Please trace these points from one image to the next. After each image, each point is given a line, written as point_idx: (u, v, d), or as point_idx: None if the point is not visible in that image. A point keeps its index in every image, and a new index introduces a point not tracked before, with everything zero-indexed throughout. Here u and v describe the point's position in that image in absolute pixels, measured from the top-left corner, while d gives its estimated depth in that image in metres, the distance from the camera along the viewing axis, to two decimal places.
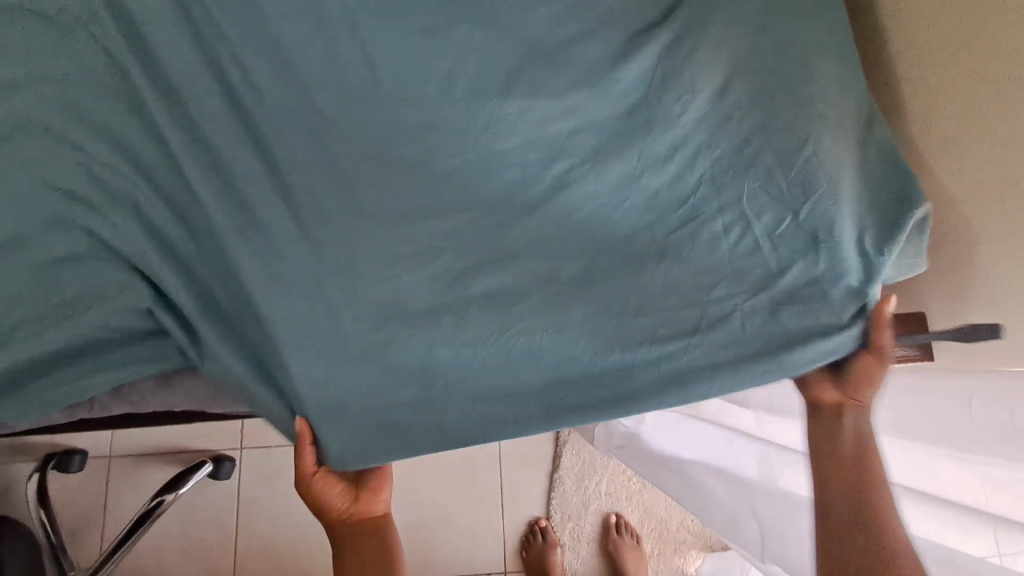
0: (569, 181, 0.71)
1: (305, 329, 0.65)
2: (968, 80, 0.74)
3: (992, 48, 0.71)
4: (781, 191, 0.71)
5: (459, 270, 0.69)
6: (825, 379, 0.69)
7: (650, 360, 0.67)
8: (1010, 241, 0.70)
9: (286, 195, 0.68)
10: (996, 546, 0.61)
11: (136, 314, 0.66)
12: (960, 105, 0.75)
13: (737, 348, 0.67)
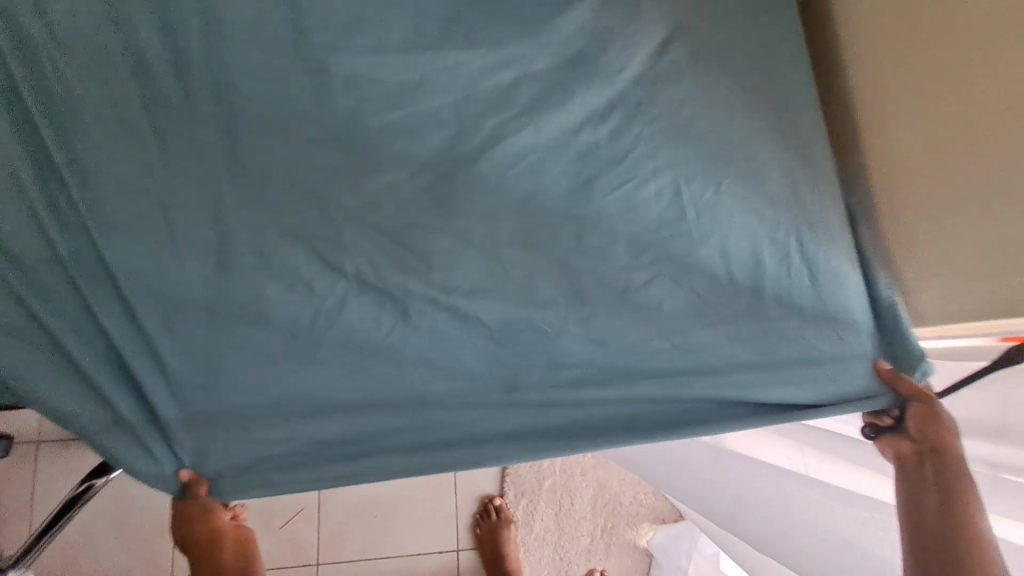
0: (505, 134, 0.68)
1: (224, 284, 0.63)
2: (899, 40, 0.71)
3: (937, 21, 0.67)
4: (718, 158, 0.70)
5: (394, 231, 0.66)
6: (887, 435, 0.64)
7: (579, 324, 0.66)
8: (917, 229, 0.71)
9: (207, 146, 0.65)
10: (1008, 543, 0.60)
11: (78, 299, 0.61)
12: (892, 58, 0.72)
13: (662, 332, 0.67)
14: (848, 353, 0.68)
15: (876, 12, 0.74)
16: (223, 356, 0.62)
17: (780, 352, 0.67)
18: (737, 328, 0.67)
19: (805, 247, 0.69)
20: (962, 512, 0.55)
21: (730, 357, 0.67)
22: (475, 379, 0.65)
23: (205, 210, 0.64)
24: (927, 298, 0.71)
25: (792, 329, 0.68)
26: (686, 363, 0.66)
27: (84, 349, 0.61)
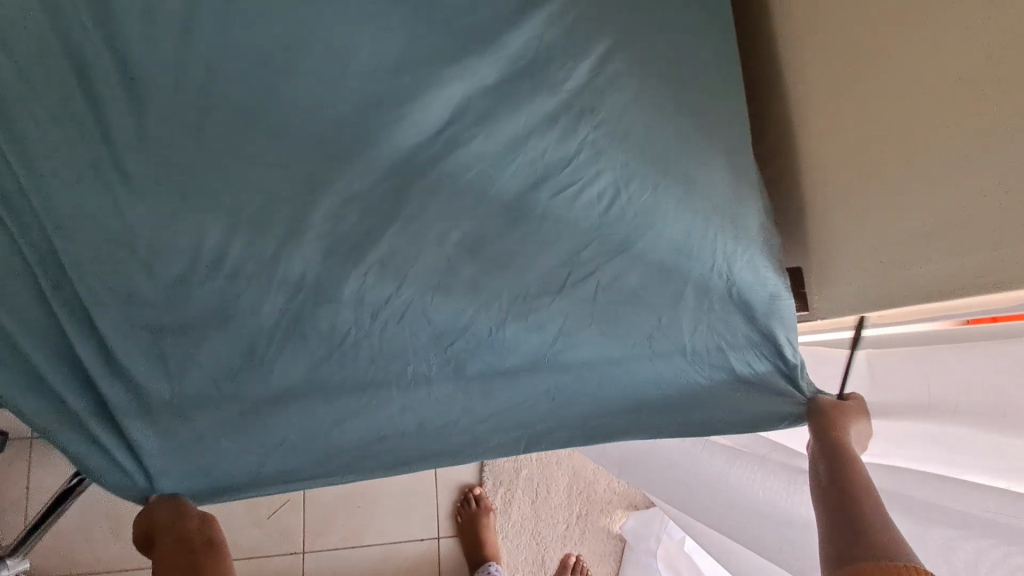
0: (458, 143, 0.74)
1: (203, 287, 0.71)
2: (859, 51, 0.77)
3: (891, 38, 0.72)
4: (656, 163, 0.77)
5: (357, 237, 0.74)
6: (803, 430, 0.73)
7: (520, 317, 0.75)
8: (853, 226, 0.80)
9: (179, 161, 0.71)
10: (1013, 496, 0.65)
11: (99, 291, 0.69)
12: (843, 67, 0.80)
13: (611, 321, 0.76)
14: (770, 339, 0.77)
15: (812, 35, 0.85)
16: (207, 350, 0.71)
17: (705, 343, 0.77)
18: (670, 317, 0.77)
19: (726, 245, 0.78)
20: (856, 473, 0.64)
21: (672, 343, 0.77)
22: (430, 364, 0.75)
23: (187, 219, 0.71)
24: (853, 284, 0.80)
25: (715, 318, 0.78)
26: (625, 347, 0.77)
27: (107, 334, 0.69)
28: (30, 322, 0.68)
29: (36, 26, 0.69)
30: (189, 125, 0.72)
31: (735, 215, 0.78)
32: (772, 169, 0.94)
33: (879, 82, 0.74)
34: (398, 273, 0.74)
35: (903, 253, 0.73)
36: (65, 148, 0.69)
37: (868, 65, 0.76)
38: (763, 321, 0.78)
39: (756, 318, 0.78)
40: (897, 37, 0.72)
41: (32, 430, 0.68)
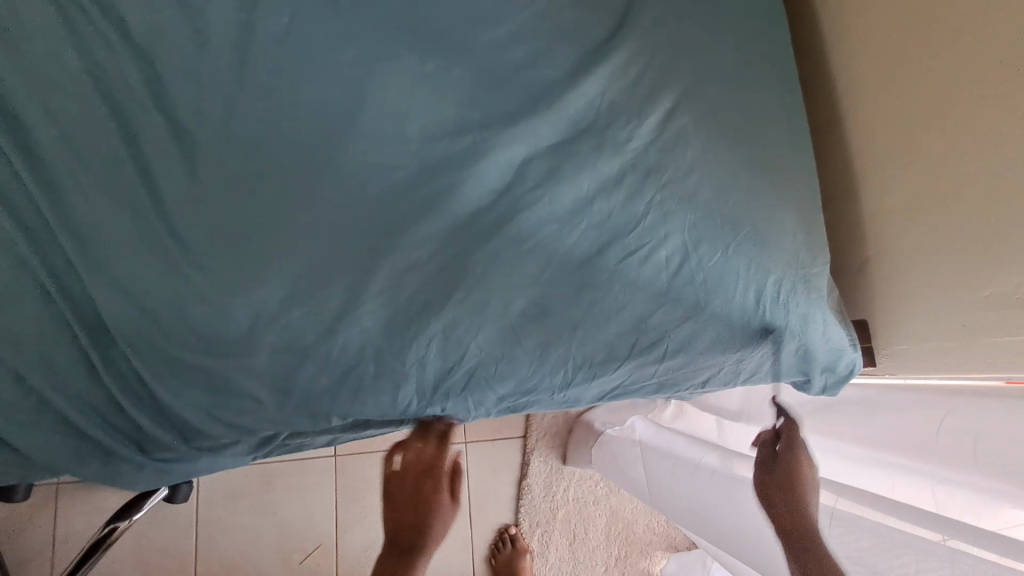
0: (522, 205, 0.71)
1: (269, 358, 0.69)
2: (941, 103, 0.75)
3: (983, 92, 0.70)
4: (729, 224, 0.74)
5: (420, 303, 0.70)
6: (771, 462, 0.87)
7: (590, 381, 0.76)
8: (926, 270, 0.80)
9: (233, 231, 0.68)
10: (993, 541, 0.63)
11: (169, 363, 0.69)
12: (923, 115, 0.78)
13: (676, 369, 0.77)
14: (814, 382, 0.83)
15: (878, 87, 0.84)
16: (283, 416, 0.72)
17: (757, 378, 0.81)
18: (725, 371, 0.80)
19: (799, 307, 0.76)
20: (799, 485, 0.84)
21: (725, 380, 0.81)
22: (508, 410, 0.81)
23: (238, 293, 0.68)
24: (931, 334, 0.81)
25: (774, 371, 0.80)
26: (680, 383, 0.81)
27: (182, 401, 0.70)
28: (110, 390, 0.69)
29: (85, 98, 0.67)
30: (244, 190, 0.69)
31: (816, 278, 0.76)
32: (836, 215, 0.93)
33: (967, 135, 0.73)
34: (457, 348, 0.71)
35: (993, 317, 0.72)
36: (121, 218, 0.67)
37: (950, 121, 0.75)
38: (816, 371, 0.81)
39: (816, 367, 0.81)
40: (978, 96, 0.71)
41: (145, 464, 0.75)
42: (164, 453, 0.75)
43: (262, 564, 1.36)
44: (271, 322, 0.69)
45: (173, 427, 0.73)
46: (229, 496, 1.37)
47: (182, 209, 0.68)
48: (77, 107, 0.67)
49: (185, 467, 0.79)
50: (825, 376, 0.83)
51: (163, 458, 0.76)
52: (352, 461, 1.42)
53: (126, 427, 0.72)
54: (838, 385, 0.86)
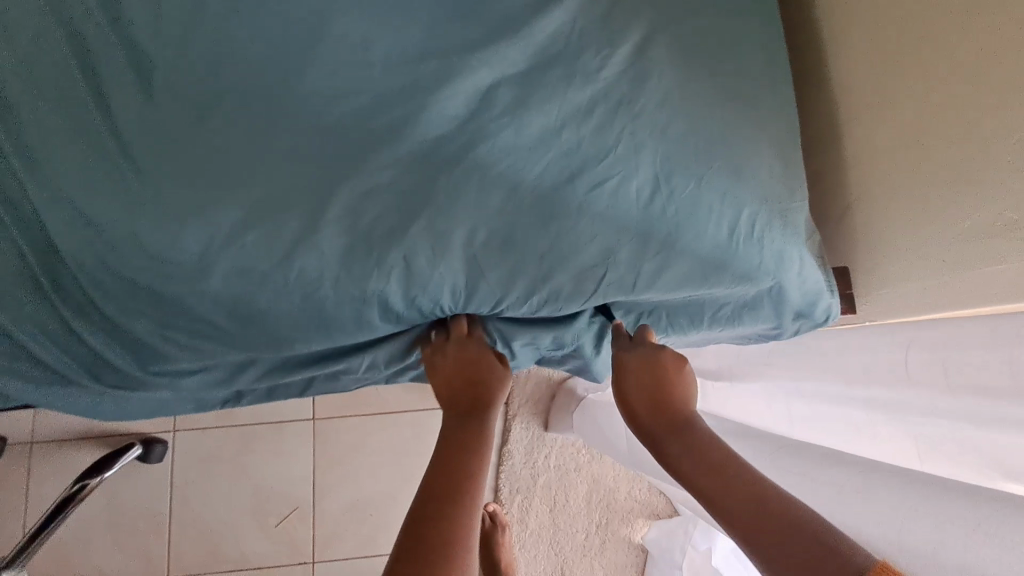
0: (489, 132, 0.68)
1: (223, 286, 0.66)
2: (931, 39, 0.73)
3: (975, 24, 0.67)
4: (704, 156, 0.72)
5: (382, 231, 0.67)
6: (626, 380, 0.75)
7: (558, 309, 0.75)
8: (908, 211, 0.77)
9: (183, 153, 0.65)
10: None
11: (119, 287, 0.66)
12: (912, 53, 0.75)
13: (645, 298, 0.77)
14: (787, 322, 0.84)
15: (867, 26, 0.80)
16: (242, 345, 0.71)
17: (726, 306, 0.82)
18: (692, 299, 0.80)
19: (775, 243, 0.74)
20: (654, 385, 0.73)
21: (693, 307, 0.82)
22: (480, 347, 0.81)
23: (187, 215, 0.64)
24: (913, 277, 0.78)
25: (743, 305, 0.81)
26: (646, 309, 0.82)
27: (136, 326, 0.68)
28: (62, 315, 0.67)
29: (40, 18, 0.66)
30: (196, 113, 0.66)
31: (795, 214, 0.76)
32: (821, 163, 0.90)
33: (956, 71, 0.70)
34: (421, 279, 0.69)
35: (977, 248, 0.70)
36: (71, 138, 0.65)
37: (939, 57, 0.72)
38: (789, 316, 0.83)
39: (790, 306, 0.81)
40: (970, 28, 0.68)
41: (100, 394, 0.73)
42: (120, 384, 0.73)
43: (238, 527, 1.34)
44: (225, 251, 0.65)
45: (128, 356, 0.70)
46: (205, 459, 1.36)
47: (132, 129, 0.65)
48: (34, 30, 0.66)
49: (143, 402, 0.77)
50: (800, 323, 0.85)
51: (119, 390, 0.74)
52: (330, 425, 1.40)
53: (79, 354, 0.70)
54: (814, 326, 0.87)
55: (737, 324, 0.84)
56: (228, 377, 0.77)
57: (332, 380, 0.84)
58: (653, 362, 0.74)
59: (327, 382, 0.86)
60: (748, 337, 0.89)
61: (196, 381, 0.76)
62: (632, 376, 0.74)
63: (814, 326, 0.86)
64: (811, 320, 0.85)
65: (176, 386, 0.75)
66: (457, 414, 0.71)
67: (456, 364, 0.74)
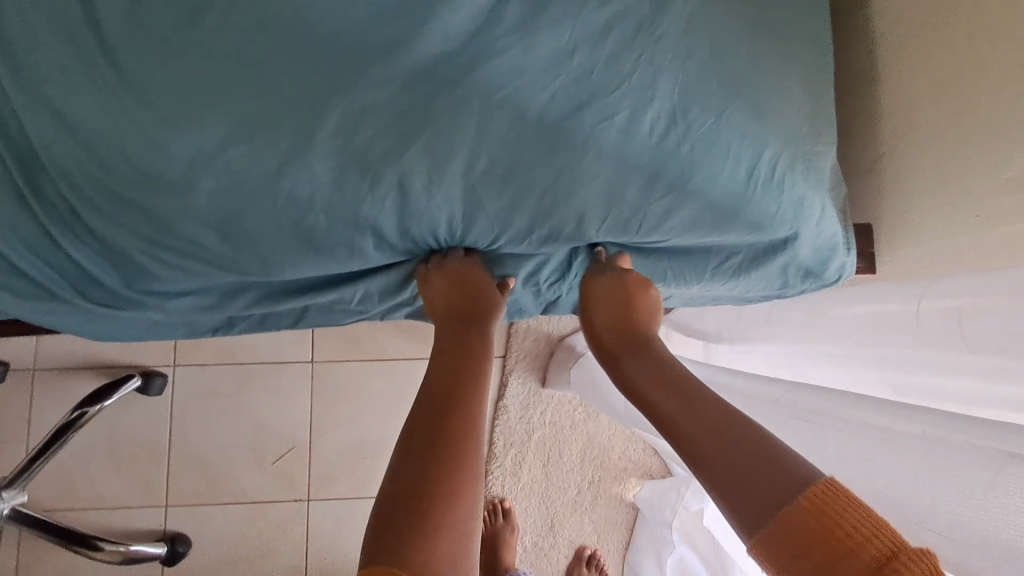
0: (497, 48, 0.62)
1: (212, 201, 0.64)
2: None
3: None
4: (727, 91, 0.67)
5: (377, 153, 0.64)
6: (594, 309, 0.72)
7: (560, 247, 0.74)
8: (939, 164, 0.73)
9: (159, 52, 0.59)
10: (1003, 441, 0.57)
11: (104, 198, 0.64)
12: None
13: (651, 241, 0.74)
14: (798, 277, 0.81)
15: None
16: (231, 266, 0.70)
17: (738, 259, 0.78)
18: (699, 247, 0.77)
19: (797, 188, 0.71)
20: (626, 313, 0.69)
21: (701, 257, 0.79)
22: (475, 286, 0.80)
23: (171, 125, 0.61)
24: (936, 233, 0.75)
25: (753, 261, 0.78)
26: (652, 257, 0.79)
27: (123, 241, 0.66)
28: (46, 224, 0.65)
29: None
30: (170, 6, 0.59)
31: (814, 162, 0.72)
32: (852, 112, 0.84)
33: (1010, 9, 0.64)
34: (417, 207, 0.67)
35: (1006, 202, 0.66)
36: (39, 29, 0.60)
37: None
38: (798, 273, 0.80)
39: (798, 262, 0.78)
40: None
41: (88, 310, 0.72)
42: (111, 301, 0.72)
43: (235, 463, 1.36)
44: (215, 166, 0.63)
45: (117, 272, 0.69)
46: (204, 394, 1.37)
47: (104, 23, 0.59)
48: None
49: (133, 321, 0.76)
50: (808, 282, 0.81)
51: (107, 307, 0.73)
52: (328, 369, 1.39)
53: (69, 265, 0.69)
54: (826, 285, 0.83)
55: (747, 279, 0.80)
56: (217, 301, 0.76)
57: (326, 311, 0.83)
58: (621, 287, 0.71)
59: (319, 314, 0.84)
60: (757, 293, 0.86)
61: (185, 303, 0.75)
62: (599, 302, 0.72)
63: (824, 285, 0.83)
64: (822, 278, 0.81)
65: (165, 307, 0.74)
66: (450, 326, 0.69)
67: (450, 291, 0.70)
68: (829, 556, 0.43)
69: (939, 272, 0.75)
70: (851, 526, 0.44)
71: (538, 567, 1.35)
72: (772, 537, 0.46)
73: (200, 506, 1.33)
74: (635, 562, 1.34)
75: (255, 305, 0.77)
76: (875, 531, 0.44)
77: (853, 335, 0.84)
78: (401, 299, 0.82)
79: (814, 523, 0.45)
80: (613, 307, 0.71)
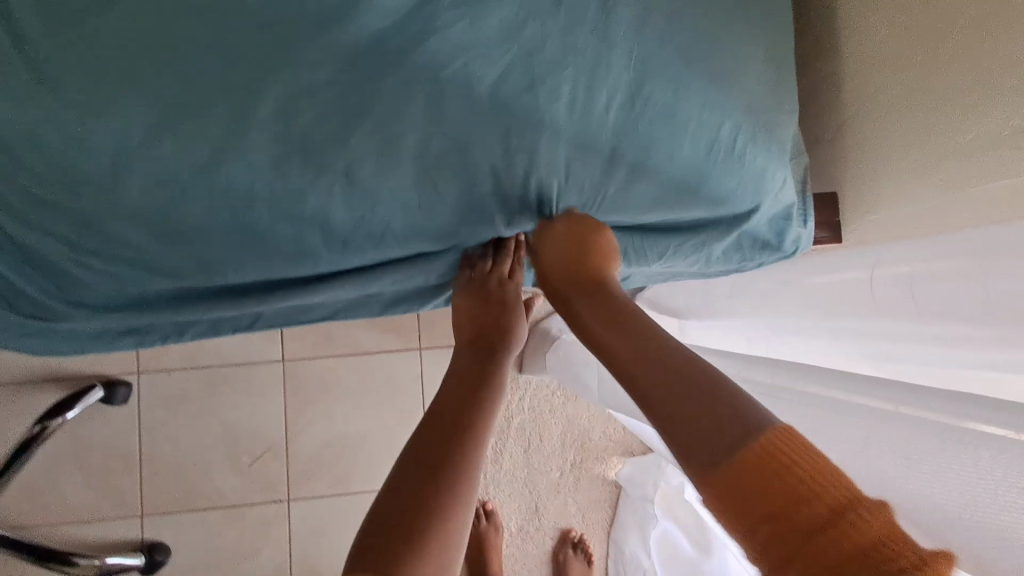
0: (441, 25, 0.58)
1: (146, 203, 0.61)
2: None
3: None
4: (685, 62, 0.64)
5: (319, 144, 0.60)
6: (545, 248, 0.69)
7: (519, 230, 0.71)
8: (903, 131, 0.72)
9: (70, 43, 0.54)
10: (965, 413, 0.56)
11: (30, 203, 0.60)
12: None
13: (612, 221, 0.72)
14: (759, 251, 0.80)
15: None
16: (175, 269, 0.66)
17: (702, 238, 0.76)
18: (663, 225, 0.75)
19: (757, 160, 0.70)
20: (586, 261, 0.67)
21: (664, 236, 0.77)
22: (433, 277, 0.78)
23: (90, 123, 0.56)
24: (900, 202, 0.73)
25: (716, 239, 0.76)
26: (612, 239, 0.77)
27: (56, 247, 0.63)
28: None
29: None
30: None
31: (773, 133, 0.70)
32: (816, 79, 0.82)
33: None
34: (366, 198, 0.64)
35: (974, 167, 0.64)
36: None
37: None
38: (755, 246, 0.79)
39: (754, 233, 0.78)
40: None
41: (29, 320, 0.69)
42: (44, 310, 0.69)
43: (209, 468, 1.32)
44: (143, 164, 0.58)
45: (53, 279, 0.66)
46: (172, 400, 1.32)
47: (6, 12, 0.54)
48: None
49: (76, 330, 0.73)
50: (767, 254, 0.81)
51: (47, 317, 0.70)
52: (300, 367, 1.36)
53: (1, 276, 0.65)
54: (786, 257, 0.83)
55: (710, 256, 0.79)
56: (161, 308, 0.72)
57: (283, 311, 0.80)
58: (580, 231, 0.67)
59: (273, 316, 0.81)
60: (723, 270, 0.85)
61: (130, 309, 0.71)
62: (557, 243, 0.68)
63: (785, 257, 0.82)
64: (782, 252, 0.81)
65: (109, 314, 0.71)
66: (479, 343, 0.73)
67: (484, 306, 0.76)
68: (786, 505, 0.43)
69: (900, 236, 0.74)
70: (806, 469, 0.43)
71: (525, 551, 1.35)
72: (711, 474, 0.46)
73: (177, 514, 1.30)
74: (620, 538, 1.36)
75: (203, 311, 0.73)
76: (830, 476, 0.43)
77: (816, 302, 0.84)
78: (358, 296, 0.79)
79: (771, 485, 0.43)
80: (568, 249, 0.67)
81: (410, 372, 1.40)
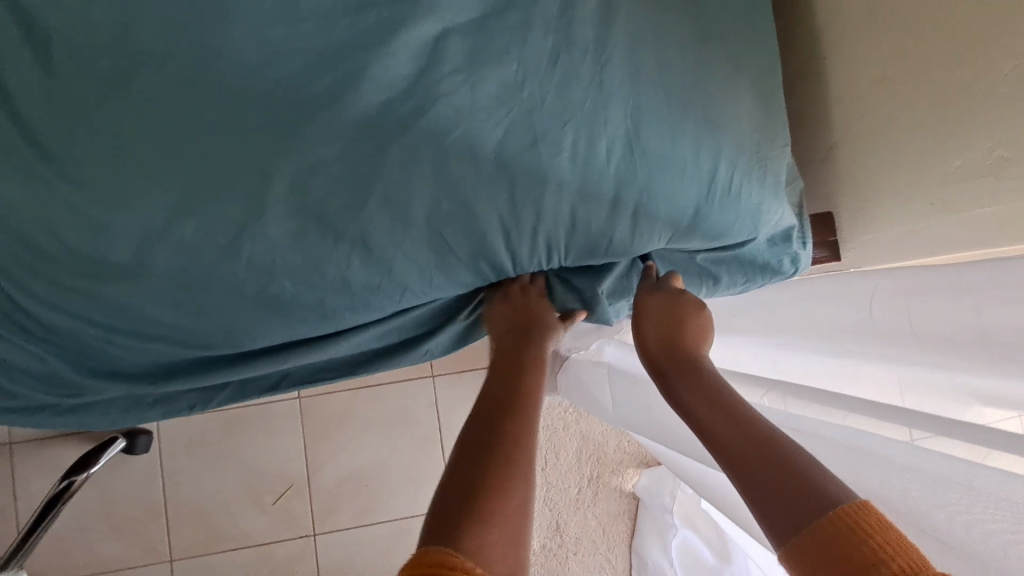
0: (445, 96, 0.60)
1: (171, 282, 0.63)
2: None
3: None
4: (680, 108, 0.67)
5: (335, 216, 0.62)
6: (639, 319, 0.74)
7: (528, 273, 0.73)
8: (893, 155, 0.74)
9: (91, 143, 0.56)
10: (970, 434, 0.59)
11: (60, 292, 0.62)
12: None
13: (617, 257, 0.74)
14: (759, 273, 0.83)
15: None
16: (201, 340, 0.68)
17: None
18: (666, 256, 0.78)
19: (753, 194, 0.72)
20: (680, 340, 0.72)
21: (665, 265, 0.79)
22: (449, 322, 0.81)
23: (117, 216, 0.58)
24: (897, 224, 0.77)
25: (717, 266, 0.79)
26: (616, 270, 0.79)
27: (88, 330, 0.65)
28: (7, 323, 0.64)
29: None
30: (93, 93, 0.55)
31: (767, 165, 0.73)
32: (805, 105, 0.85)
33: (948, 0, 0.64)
34: (382, 261, 0.66)
35: (965, 191, 0.67)
36: None
37: None
38: (756, 269, 0.82)
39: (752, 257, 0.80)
40: None
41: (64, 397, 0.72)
42: (76, 389, 0.71)
43: (235, 508, 1.35)
44: (168, 248, 0.61)
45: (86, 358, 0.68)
46: (194, 445, 1.35)
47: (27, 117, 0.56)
48: None
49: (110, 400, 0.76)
50: (767, 278, 0.83)
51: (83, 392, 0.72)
52: (317, 402, 1.39)
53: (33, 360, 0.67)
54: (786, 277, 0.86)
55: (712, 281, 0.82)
56: (190, 376, 0.74)
57: (306, 365, 0.83)
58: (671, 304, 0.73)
59: (297, 372, 0.83)
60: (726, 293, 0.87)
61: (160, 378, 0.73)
62: (649, 314, 0.74)
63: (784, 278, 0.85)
64: (783, 273, 0.84)
65: (140, 385, 0.73)
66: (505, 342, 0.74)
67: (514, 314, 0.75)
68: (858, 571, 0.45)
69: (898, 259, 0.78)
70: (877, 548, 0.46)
71: (549, 567, 1.38)
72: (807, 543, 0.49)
73: (206, 556, 1.32)
74: (642, 549, 1.38)
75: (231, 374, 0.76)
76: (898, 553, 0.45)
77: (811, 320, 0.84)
78: (379, 347, 0.82)
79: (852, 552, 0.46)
80: (671, 323, 0.73)
81: (424, 400, 1.42)
